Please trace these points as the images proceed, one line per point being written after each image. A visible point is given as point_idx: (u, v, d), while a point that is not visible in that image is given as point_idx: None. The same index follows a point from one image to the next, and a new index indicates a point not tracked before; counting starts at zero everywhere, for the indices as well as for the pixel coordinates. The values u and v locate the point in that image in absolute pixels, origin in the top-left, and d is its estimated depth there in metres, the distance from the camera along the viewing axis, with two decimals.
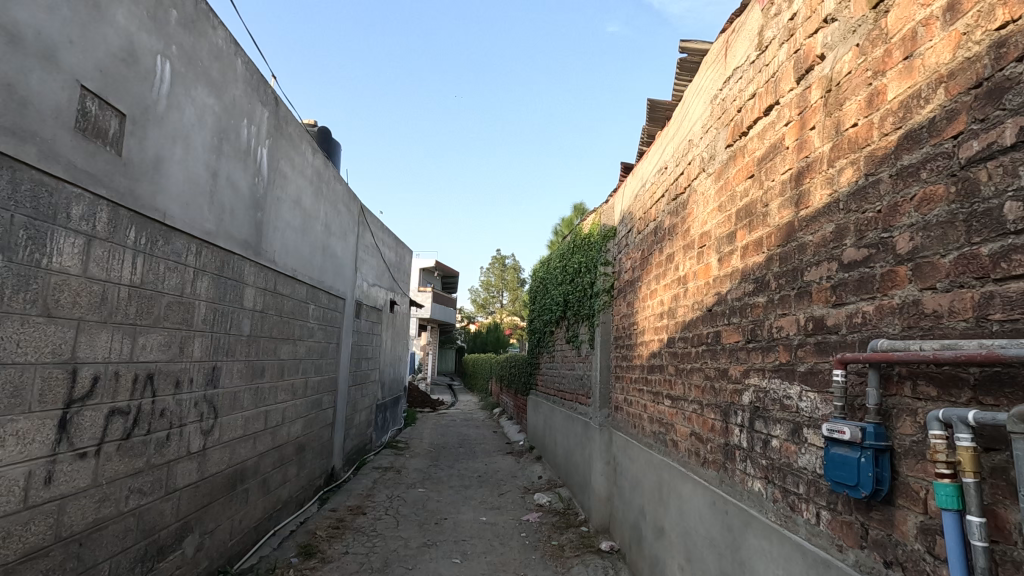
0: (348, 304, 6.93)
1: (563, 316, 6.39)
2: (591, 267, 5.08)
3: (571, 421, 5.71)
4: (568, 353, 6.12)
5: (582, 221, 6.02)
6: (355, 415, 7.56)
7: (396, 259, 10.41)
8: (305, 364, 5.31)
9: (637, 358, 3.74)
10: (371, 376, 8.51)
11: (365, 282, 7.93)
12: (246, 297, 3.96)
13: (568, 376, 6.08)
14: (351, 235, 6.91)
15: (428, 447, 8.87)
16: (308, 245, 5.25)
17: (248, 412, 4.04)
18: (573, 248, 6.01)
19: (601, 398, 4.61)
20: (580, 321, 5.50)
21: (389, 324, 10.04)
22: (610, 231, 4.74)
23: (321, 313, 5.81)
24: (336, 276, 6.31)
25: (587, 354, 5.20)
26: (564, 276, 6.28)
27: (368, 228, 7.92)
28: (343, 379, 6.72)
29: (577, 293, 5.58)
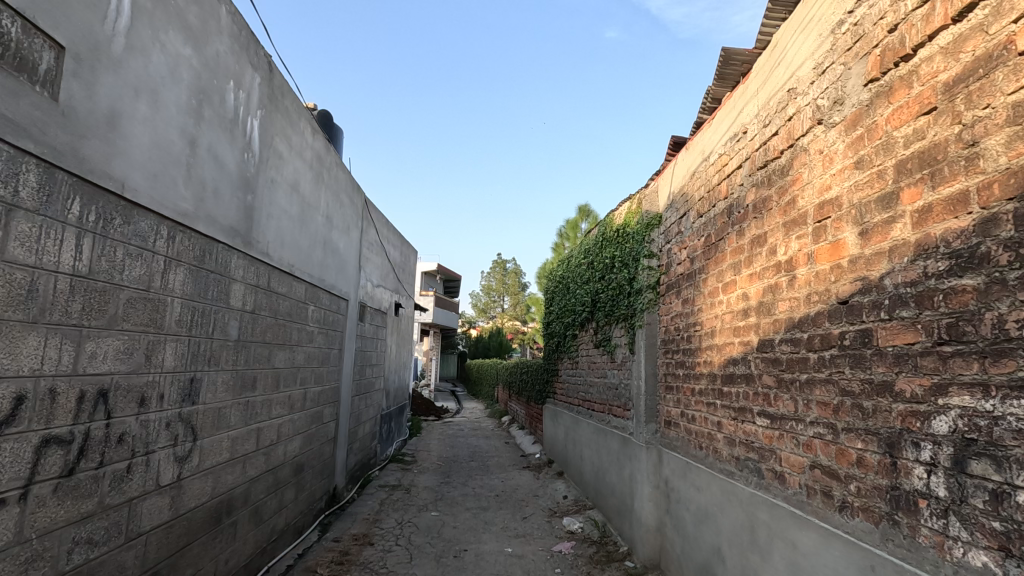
0: (351, 306, 6.31)
1: (591, 318, 5.77)
2: (630, 261, 4.47)
3: (603, 435, 5.07)
4: (597, 359, 5.50)
5: (614, 212, 5.41)
6: (359, 427, 6.93)
7: (402, 259, 9.78)
8: (303, 373, 4.67)
9: (703, 365, 3.12)
10: (376, 384, 7.88)
11: (369, 283, 7.30)
12: (233, 294, 3.34)
13: (597, 385, 5.44)
14: (354, 230, 6.30)
15: (437, 460, 8.23)
16: (307, 238, 4.62)
17: (236, 431, 3.41)
18: (604, 243, 5.40)
19: (646, 411, 3.99)
20: (615, 323, 4.89)
21: (394, 329, 9.41)
22: (656, 218, 4.13)
23: (322, 316, 5.19)
24: (338, 275, 5.69)
25: (626, 361, 4.58)
26: (592, 274, 5.66)
27: (372, 224, 7.30)
28: (347, 389, 6.09)
29: (611, 291, 4.97)
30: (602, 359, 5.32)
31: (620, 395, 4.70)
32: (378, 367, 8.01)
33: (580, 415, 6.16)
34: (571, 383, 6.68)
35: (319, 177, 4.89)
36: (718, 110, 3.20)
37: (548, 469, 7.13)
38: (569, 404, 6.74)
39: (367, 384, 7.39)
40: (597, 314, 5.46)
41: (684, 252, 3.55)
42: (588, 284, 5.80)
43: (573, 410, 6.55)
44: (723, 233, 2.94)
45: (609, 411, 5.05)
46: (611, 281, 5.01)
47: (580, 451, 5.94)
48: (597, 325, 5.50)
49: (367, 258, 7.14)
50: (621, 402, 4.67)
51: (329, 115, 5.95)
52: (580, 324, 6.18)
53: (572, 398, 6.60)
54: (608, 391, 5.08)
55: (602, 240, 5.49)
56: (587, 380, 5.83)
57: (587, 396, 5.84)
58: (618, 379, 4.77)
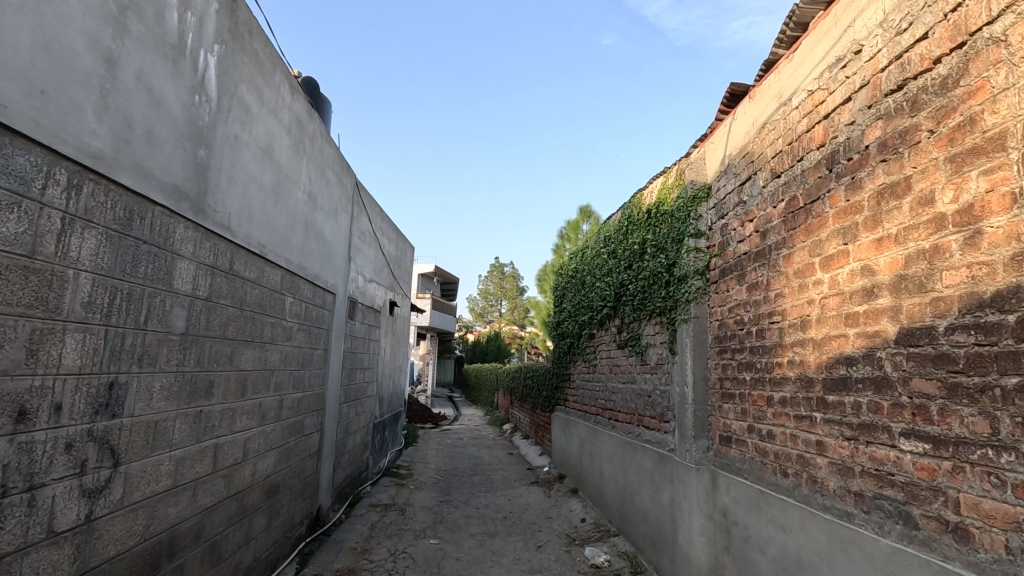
0: (340, 301, 5.58)
1: (614, 315, 5.05)
2: (669, 244, 3.77)
3: (631, 450, 4.35)
4: (621, 361, 4.77)
5: (643, 191, 4.71)
6: (348, 439, 6.17)
7: (397, 254, 9.06)
8: (278, 376, 3.94)
9: (788, 366, 2.40)
10: (368, 390, 7.13)
11: (361, 277, 6.57)
12: (180, 275, 2.61)
13: (622, 392, 4.72)
14: (344, 214, 5.57)
15: (435, 474, 7.48)
16: (284, 216, 3.89)
17: (183, 450, 2.67)
18: (631, 227, 4.70)
19: (694, 425, 3.26)
20: (647, 319, 4.19)
21: (389, 329, 8.67)
22: (705, 190, 3.43)
23: (303, 311, 4.45)
24: (324, 265, 4.95)
25: (662, 363, 3.87)
26: (616, 264, 4.95)
27: (365, 212, 6.58)
28: (333, 396, 5.34)
29: (642, 282, 4.27)
30: (628, 362, 4.61)
31: (655, 405, 3.97)
32: (371, 371, 7.27)
33: (600, 425, 5.43)
34: (587, 389, 5.96)
35: (301, 147, 4.17)
36: (803, 38, 2.50)
37: (560, 485, 6.39)
38: (585, 413, 6.00)
39: (358, 391, 6.64)
40: (621, 309, 4.75)
41: (751, 226, 2.84)
42: (611, 275, 5.08)
43: (590, 420, 5.82)
44: (820, 191, 2.23)
45: (639, 422, 4.32)
46: (642, 270, 4.30)
47: (600, 467, 5.19)
48: (622, 323, 4.79)
49: (359, 249, 6.42)
50: (656, 413, 3.95)
51: (315, 83, 5.24)
52: (600, 323, 5.46)
53: (589, 406, 5.87)
54: (637, 398, 4.36)
55: (629, 225, 4.77)
56: (609, 387, 5.10)
57: (608, 405, 5.11)
58: (652, 384, 4.05)
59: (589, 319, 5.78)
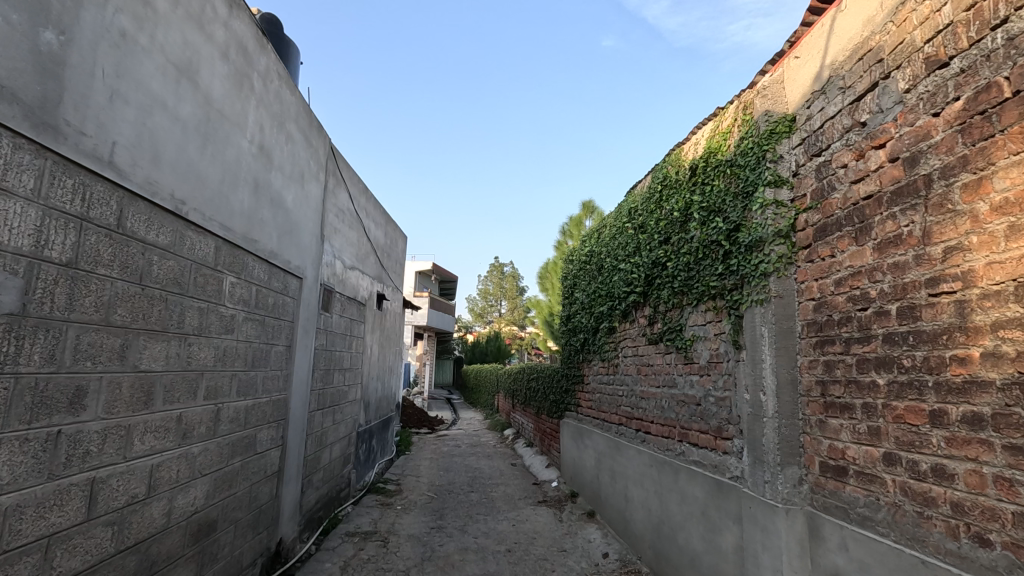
0: (310, 288, 4.64)
1: (643, 302, 4.11)
2: (730, 202, 2.84)
3: (672, 473, 3.42)
4: (655, 360, 3.83)
5: (684, 146, 3.77)
6: (323, 453, 5.23)
7: (386, 242, 8.12)
8: (211, 380, 3.00)
9: (984, 363, 1.47)
10: (349, 395, 6.19)
11: (340, 262, 5.62)
12: (8, 222, 1.68)
13: (655, 399, 3.78)
14: (314, 183, 4.62)
15: (428, 490, 6.53)
16: (219, 166, 2.95)
17: (16, 496, 1.73)
18: (669, 190, 3.75)
19: (777, 447, 2.32)
20: (694, 305, 3.25)
21: (376, 326, 7.72)
22: (787, 121, 2.49)
23: (252, 296, 3.51)
24: (285, 240, 4.00)
25: (719, 362, 2.93)
26: (646, 239, 4.00)
27: (344, 186, 5.63)
28: (299, 402, 4.39)
29: (686, 257, 3.33)
30: (664, 361, 3.67)
31: (707, 416, 3.04)
32: (353, 373, 6.33)
33: (624, 437, 4.49)
34: (606, 394, 5.02)
35: (246, 81, 3.22)
36: None
37: (573, 506, 5.44)
38: (604, 422, 5.06)
39: (336, 395, 5.69)
40: (655, 294, 3.80)
41: (881, 153, 1.91)
42: (639, 252, 4.13)
43: (610, 430, 4.88)
44: None
45: (680, 438, 3.38)
46: (687, 241, 3.35)
47: (625, 490, 4.25)
48: (655, 311, 3.85)
49: (336, 229, 5.48)
50: (709, 427, 3.01)
51: (277, 21, 4.30)
52: (624, 314, 4.52)
53: (609, 413, 4.92)
54: (678, 407, 3.43)
55: (665, 188, 3.83)
56: (637, 393, 4.17)
57: (636, 414, 4.18)
58: (702, 389, 3.11)
59: (610, 309, 4.83)
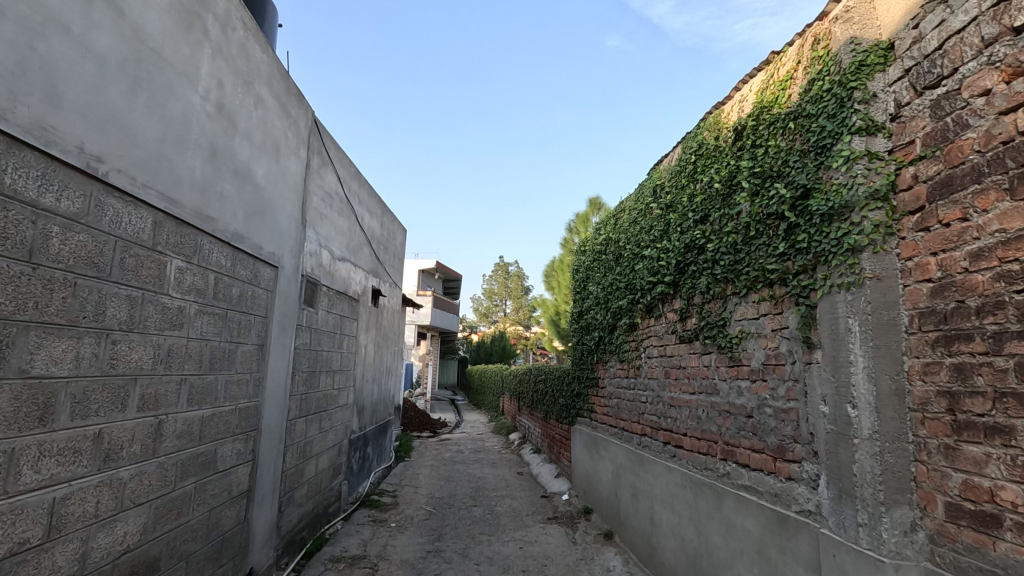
0: (289, 279, 4.07)
1: (674, 293, 3.51)
2: (797, 162, 2.24)
3: (713, 498, 2.83)
4: (689, 361, 3.25)
5: (725, 107, 3.18)
6: (307, 465, 4.67)
7: (383, 234, 7.57)
8: (151, 387, 2.44)
9: None
10: (339, 399, 5.63)
11: (328, 252, 5.06)
12: None
13: (690, 408, 3.20)
14: (293, 159, 4.05)
15: (426, 504, 5.97)
16: (157, 120, 2.37)
17: None
18: (707, 159, 3.15)
19: (877, 480, 1.73)
20: (744, 294, 2.66)
21: (372, 324, 7.18)
22: (882, 50, 1.91)
23: (211, 285, 2.94)
24: (254, 221, 3.43)
25: (780, 365, 2.35)
26: (678, 219, 3.41)
27: (332, 167, 5.05)
28: (275, 410, 3.83)
29: (733, 236, 2.74)
30: (701, 362, 3.09)
31: (762, 433, 2.45)
32: (344, 376, 5.76)
33: (649, 450, 3.89)
34: (626, 400, 4.43)
35: (196, 22, 2.65)
36: None
37: (587, 525, 4.86)
38: (624, 433, 4.47)
39: (324, 400, 5.13)
40: (690, 283, 3.21)
41: None
42: (668, 234, 3.55)
43: (632, 442, 4.28)
44: None
45: (724, 456, 2.80)
46: (734, 217, 2.76)
47: (651, 513, 3.67)
48: (689, 303, 3.26)
49: (323, 215, 4.91)
50: (766, 446, 2.42)
51: None
52: (648, 309, 3.93)
53: (629, 422, 4.33)
54: (720, 419, 2.85)
55: (702, 158, 3.23)
56: (665, 400, 3.58)
57: (664, 425, 3.60)
58: (755, 397, 2.53)
59: (631, 303, 4.24)
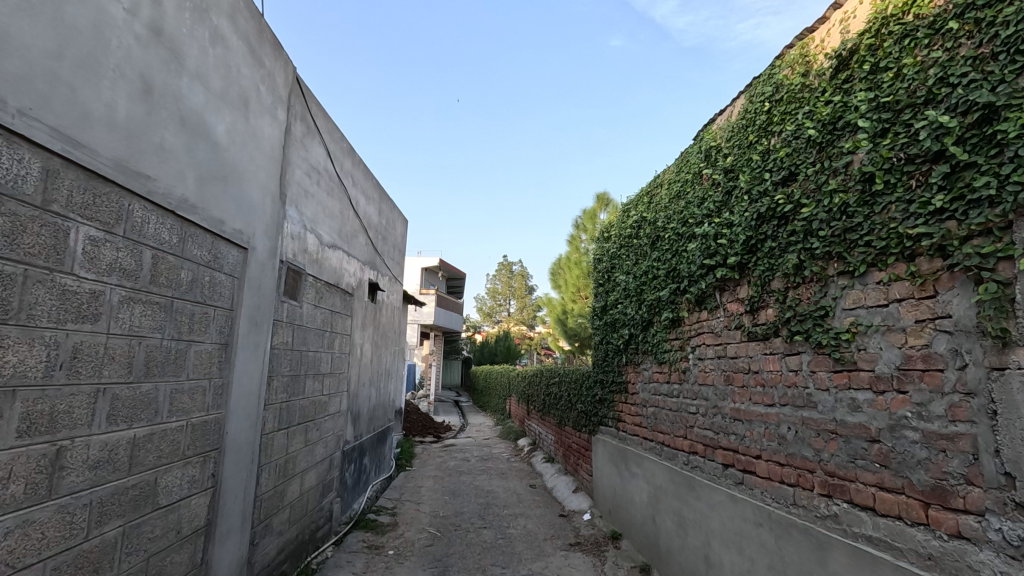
0: (264, 266, 3.37)
1: (740, 279, 2.80)
2: (971, 74, 1.57)
3: (809, 548, 2.11)
4: (764, 364, 2.55)
5: (813, 36, 2.46)
6: (288, 485, 3.98)
7: (382, 222, 6.88)
8: (42, 404, 1.74)
9: None
10: (329, 407, 4.94)
11: (315, 237, 4.37)
12: None
13: (767, 424, 2.49)
14: (268, 119, 3.35)
15: (428, 525, 5.27)
16: (44, 23, 1.68)
17: None
18: (790, 103, 2.44)
19: None
20: (860, 274, 1.95)
21: (370, 321, 6.49)
22: None
23: (147, 266, 2.25)
24: (212, 188, 2.72)
25: (934, 371, 1.65)
26: (747, 183, 2.70)
27: (318, 138, 4.36)
28: (244, 424, 3.14)
29: (841, 196, 2.03)
30: (785, 365, 2.38)
31: (901, 465, 1.75)
32: (334, 380, 5.07)
33: (700, 472, 3.19)
34: (667, 410, 3.72)
35: None
36: None
37: (616, 554, 4.15)
38: (664, 448, 3.77)
39: (310, 408, 4.43)
40: (767, 263, 2.50)
41: None
42: (733, 204, 2.83)
43: (675, 460, 3.57)
44: None
45: (825, 492, 2.09)
46: (846, 170, 2.05)
47: (704, 550, 2.96)
48: (765, 290, 2.55)
49: (309, 192, 4.21)
50: (908, 484, 1.73)
51: None
52: (700, 299, 3.22)
53: (673, 436, 3.61)
54: (819, 442, 2.14)
55: (782, 103, 2.52)
56: (726, 412, 2.87)
57: (724, 443, 2.89)
58: (884, 415, 1.83)
59: (677, 293, 3.53)
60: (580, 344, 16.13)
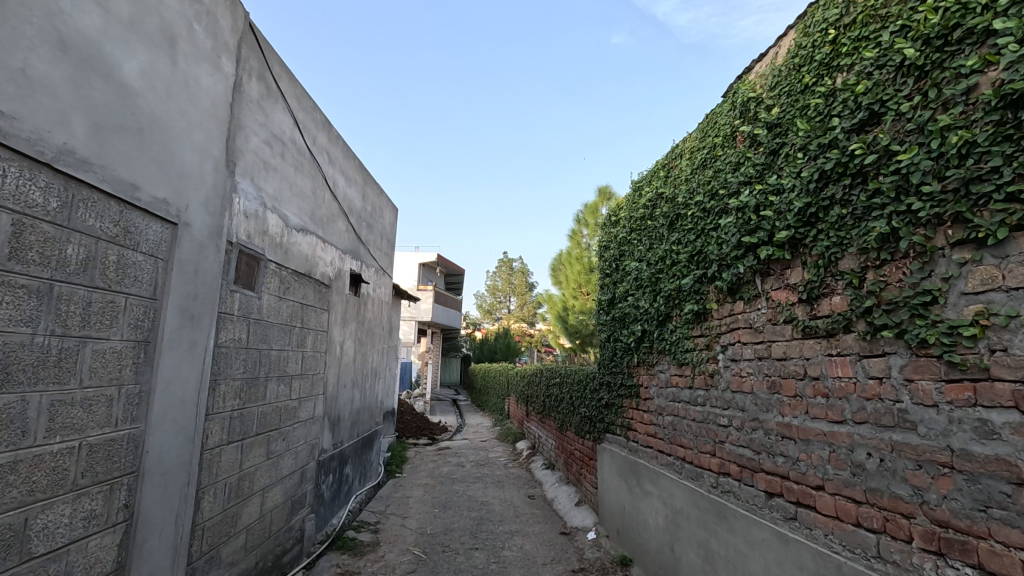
0: (205, 246, 2.79)
1: (791, 260, 2.22)
2: None
3: None
4: (827, 369, 1.97)
5: None
6: (244, 507, 3.41)
7: (366, 208, 6.29)
8: None
9: None
10: (300, 413, 4.36)
11: (278, 219, 3.79)
12: None
13: (834, 448, 1.91)
14: (209, 68, 2.76)
15: (413, 545, 4.70)
16: None
17: None
18: (867, 24, 1.86)
19: None
20: (997, 243, 1.38)
21: (352, 317, 5.90)
22: None
23: (4, 236, 1.67)
24: (121, 144, 2.13)
25: None
26: (803, 137, 2.12)
27: (281, 103, 3.76)
28: (172, 439, 2.55)
29: (962, 133, 1.45)
30: (862, 371, 1.80)
31: None
32: (306, 382, 4.49)
33: (733, 498, 2.60)
34: (689, 421, 3.14)
35: None
36: None
37: None
38: (684, 466, 3.18)
39: (274, 415, 3.85)
40: (834, 237, 1.92)
41: None
42: (782, 166, 2.25)
43: (699, 481, 2.98)
44: None
45: (932, 549, 1.51)
46: (969, 99, 1.47)
47: None
48: (830, 272, 1.97)
49: (269, 165, 3.62)
50: None
51: None
52: (735, 288, 2.63)
53: (695, 451, 3.03)
54: (921, 477, 1.56)
55: (854, 27, 1.93)
56: (772, 428, 2.29)
57: (768, 467, 2.30)
58: None
59: (704, 281, 2.94)
60: (581, 342, 15.51)
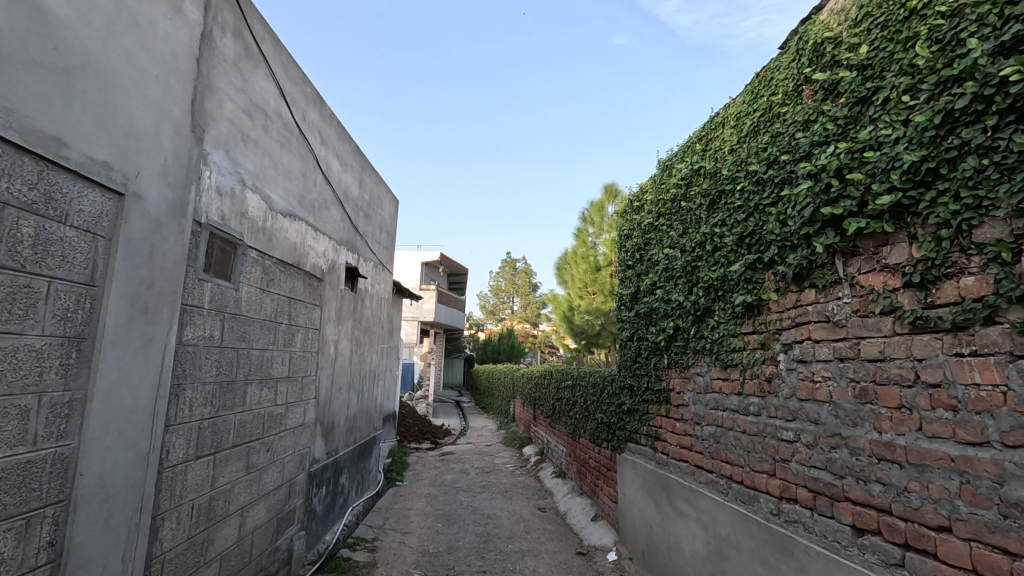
0: (163, 225, 2.33)
1: (890, 234, 1.75)
2: None
3: None
4: (953, 373, 1.51)
5: None
6: (219, 531, 2.95)
7: (363, 197, 5.82)
8: None
9: None
10: (287, 420, 3.90)
11: (260, 200, 3.33)
12: None
13: (972, 478, 1.44)
14: (167, 11, 2.30)
15: (414, 567, 4.23)
16: None
17: None
18: None
19: None
20: None
21: (348, 314, 5.43)
22: None
23: None
24: (35, 84, 1.68)
25: None
26: (913, 74, 1.66)
27: (264, 69, 3.30)
28: (116, 458, 2.08)
29: None
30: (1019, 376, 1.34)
31: None
32: (294, 386, 4.03)
33: (803, 532, 2.12)
34: (738, 433, 2.66)
35: None
36: None
37: None
38: (730, 486, 2.70)
39: (256, 424, 3.39)
40: (968, 199, 1.45)
41: None
42: (880, 116, 1.78)
43: (752, 506, 2.51)
44: None
45: None
46: None
47: None
48: (958, 246, 1.50)
49: (249, 138, 3.17)
50: None
51: None
52: (806, 272, 2.16)
53: (747, 470, 2.56)
54: None
55: None
56: (864, 446, 1.82)
57: (858, 496, 1.83)
58: None
59: (760, 267, 2.47)
60: (588, 343, 15.00)
